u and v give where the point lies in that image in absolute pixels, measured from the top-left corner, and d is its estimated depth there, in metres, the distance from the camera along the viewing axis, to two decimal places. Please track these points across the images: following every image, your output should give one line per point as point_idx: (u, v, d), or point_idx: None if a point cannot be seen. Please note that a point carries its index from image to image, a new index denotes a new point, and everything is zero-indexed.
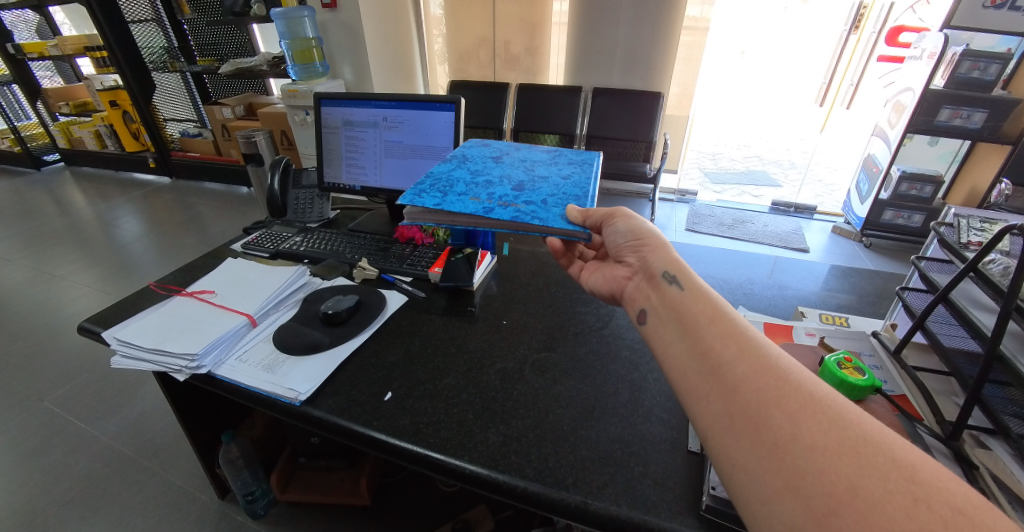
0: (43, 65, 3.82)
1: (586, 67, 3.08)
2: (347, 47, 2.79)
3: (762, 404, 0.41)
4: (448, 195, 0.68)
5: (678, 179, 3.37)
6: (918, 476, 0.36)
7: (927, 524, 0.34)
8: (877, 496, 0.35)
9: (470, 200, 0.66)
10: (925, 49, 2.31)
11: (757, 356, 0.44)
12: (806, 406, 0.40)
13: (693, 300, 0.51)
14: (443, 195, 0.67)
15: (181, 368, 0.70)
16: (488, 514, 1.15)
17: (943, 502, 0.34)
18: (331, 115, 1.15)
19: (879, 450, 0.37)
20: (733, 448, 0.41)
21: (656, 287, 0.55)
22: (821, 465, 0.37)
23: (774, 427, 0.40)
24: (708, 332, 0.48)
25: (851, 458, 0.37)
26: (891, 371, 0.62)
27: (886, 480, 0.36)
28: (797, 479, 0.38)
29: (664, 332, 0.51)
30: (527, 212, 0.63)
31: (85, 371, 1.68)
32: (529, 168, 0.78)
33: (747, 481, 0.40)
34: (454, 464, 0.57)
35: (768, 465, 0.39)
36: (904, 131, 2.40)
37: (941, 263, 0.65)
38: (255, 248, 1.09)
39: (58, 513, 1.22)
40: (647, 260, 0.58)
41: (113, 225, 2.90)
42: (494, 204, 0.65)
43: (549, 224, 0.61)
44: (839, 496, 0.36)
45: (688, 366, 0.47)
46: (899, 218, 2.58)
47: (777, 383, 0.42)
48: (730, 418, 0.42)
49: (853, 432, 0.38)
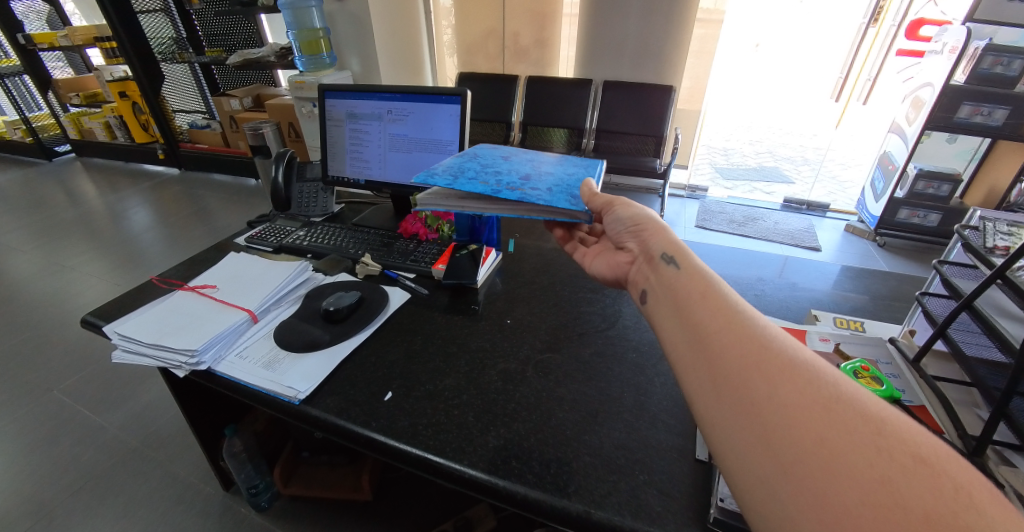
0: (54, 56, 3.85)
1: (597, 60, 3.03)
2: (354, 38, 2.76)
3: (737, 365, 0.40)
4: (459, 177, 0.67)
5: (689, 174, 3.31)
6: (886, 430, 0.34)
7: (891, 476, 0.32)
8: (842, 447, 0.34)
9: (480, 183, 0.65)
10: (946, 43, 2.24)
11: (742, 324, 0.43)
12: (781, 365, 0.39)
13: (684, 271, 0.49)
14: (455, 177, 0.67)
15: (181, 364, 0.69)
16: (489, 512, 1.14)
17: (910, 453, 0.33)
18: (334, 107, 1.13)
19: (852, 407, 0.35)
20: (714, 412, 0.40)
21: (652, 267, 0.53)
22: (794, 422, 0.36)
23: (749, 387, 0.39)
24: (697, 304, 0.46)
25: (823, 414, 0.35)
26: (910, 381, 0.59)
27: (853, 433, 0.34)
28: (767, 432, 0.37)
29: (658, 309, 0.50)
30: (533, 195, 0.62)
31: (93, 362, 1.69)
32: (537, 166, 0.77)
33: (726, 443, 0.39)
34: (453, 468, 0.56)
35: (744, 425, 0.38)
36: (922, 128, 2.33)
37: (964, 268, 0.63)
38: (258, 242, 1.09)
39: (64, 503, 1.23)
40: (645, 242, 0.57)
41: (122, 216, 2.92)
42: (502, 187, 0.64)
43: (553, 205, 0.60)
44: (810, 452, 0.34)
45: (676, 337, 0.46)
46: (914, 217, 2.52)
47: (753, 342, 0.41)
48: (712, 383, 0.41)
49: (828, 391, 0.37)
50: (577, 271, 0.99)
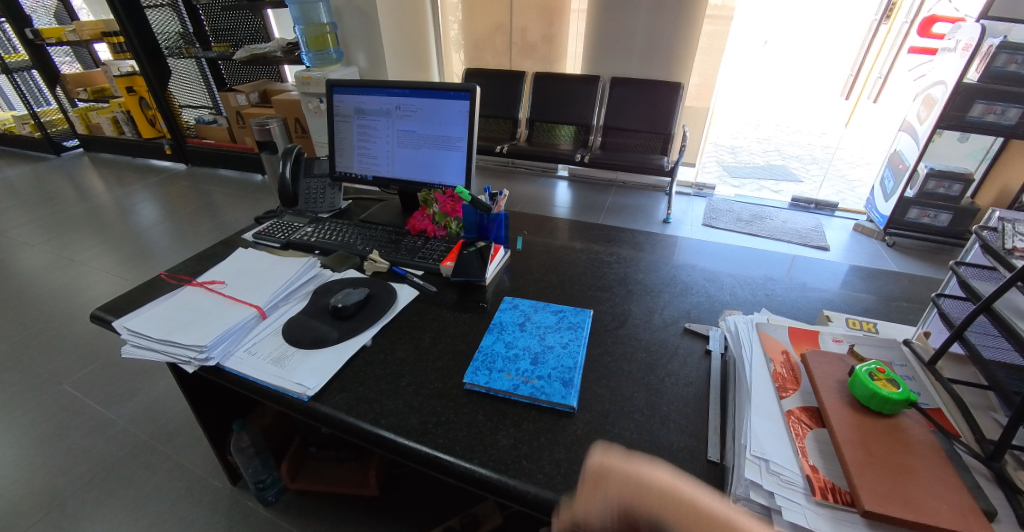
0: (62, 51, 3.87)
1: (605, 57, 3.01)
2: (361, 33, 2.75)
3: None
4: (493, 373, 0.68)
5: (696, 172, 3.28)
6: None
7: None
8: None
9: (505, 378, 0.66)
10: (960, 41, 2.21)
11: None
12: None
13: None
14: (491, 372, 0.68)
15: (190, 360, 0.69)
16: (496, 509, 1.14)
17: None
18: (342, 102, 1.13)
19: None
20: None
21: None
22: None
23: None
24: None
25: None
26: (925, 383, 0.59)
27: None
28: None
29: None
30: (539, 388, 0.65)
31: (101, 356, 1.71)
32: (544, 333, 0.76)
33: None
34: (463, 467, 0.56)
35: None
36: (934, 126, 2.30)
37: (982, 269, 0.61)
38: (265, 237, 1.09)
39: (74, 495, 1.24)
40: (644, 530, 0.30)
41: (130, 212, 2.94)
42: (519, 382, 0.66)
43: (551, 402, 0.63)
44: None
45: None
46: (924, 217, 2.48)
47: None
48: None
49: None
50: (585, 269, 0.98)
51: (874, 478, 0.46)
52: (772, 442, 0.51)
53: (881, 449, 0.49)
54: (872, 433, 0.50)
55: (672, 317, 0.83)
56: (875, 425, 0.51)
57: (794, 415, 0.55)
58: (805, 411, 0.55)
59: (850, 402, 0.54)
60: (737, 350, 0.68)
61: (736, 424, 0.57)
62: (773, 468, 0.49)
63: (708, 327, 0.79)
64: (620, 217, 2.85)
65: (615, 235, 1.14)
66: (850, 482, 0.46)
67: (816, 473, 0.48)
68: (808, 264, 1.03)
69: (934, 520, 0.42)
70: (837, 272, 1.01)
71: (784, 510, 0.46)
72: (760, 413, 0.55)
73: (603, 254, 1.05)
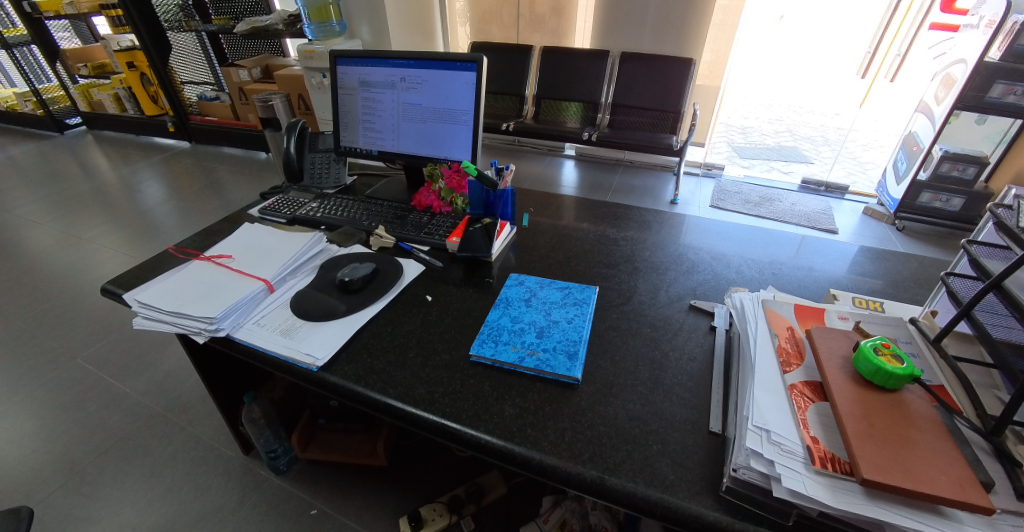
0: (60, 26, 3.81)
1: (616, 31, 2.92)
2: (365, 6, 2.70)
3: None
4: (499, 348, 0.68)
5: (706, 152, 3.23)
6: None
7: None
8: None
9: (511, 352, 0.67)
10: (984, 17, 2.14)
11: None
12: None
13: None
14: (497, 347, 0.68)
15: (201, 331, 0.70)
16: (500, 480, 1.18)
17: None
18: (347, 74, 1.12)
19: None
20: None
21: None
22: None
23: None
24: None
25: None
26: (930, 360, 0.59)
27: None
28: None
29: None
30: (546, 363, 0.65)
31: (112, 332, 1.74)
32: (549, 310, 0.76)
33: None
34: (470, 434, 0.57)
35: None
36: (952, 107, 2.25)
37: (994, 249, 0.60)
38: (271, 213, 1.09)
39: (92, 462, 1.28)
40: None
41: (136, 189, 2.95)
42: (528, 355, 0.67)
43: (557, 375, 0.64)
44: None
45: None
46: (936, 201, 2.44)
47: None
48: None
49: None
50: (591, 247, 0.98)
51: (875, 449, 0.46)
52: (774, 414, 0.52)
53: (883, 422, 0.49)
54: (873, 407, 0.51)
55: (678, 295, 0.83)
56: (877, 399, 0.52)
57: (797, 389, 0.55)
58: (807, 385, 0.55)
59: (853, 378, 0.54)
60: (741, 326, 0.68)
61: (738, 396, 0.58)
62: (773, 438, 0.50)
63: (713, 304, 0.79)
64: (627, 197, 2.83)
65: (622, 213, 1.14)
66: (850, 452, 0.46)
67: (816, 443, 0.49)
68: (818, 245, 1.02)
69: (932, 490, 0.43)
70: (847, 254, 1.00)
71: (783, 478, 0.46)
72: (764, 386, 0.56)
73: (610, 233, 1.04)
